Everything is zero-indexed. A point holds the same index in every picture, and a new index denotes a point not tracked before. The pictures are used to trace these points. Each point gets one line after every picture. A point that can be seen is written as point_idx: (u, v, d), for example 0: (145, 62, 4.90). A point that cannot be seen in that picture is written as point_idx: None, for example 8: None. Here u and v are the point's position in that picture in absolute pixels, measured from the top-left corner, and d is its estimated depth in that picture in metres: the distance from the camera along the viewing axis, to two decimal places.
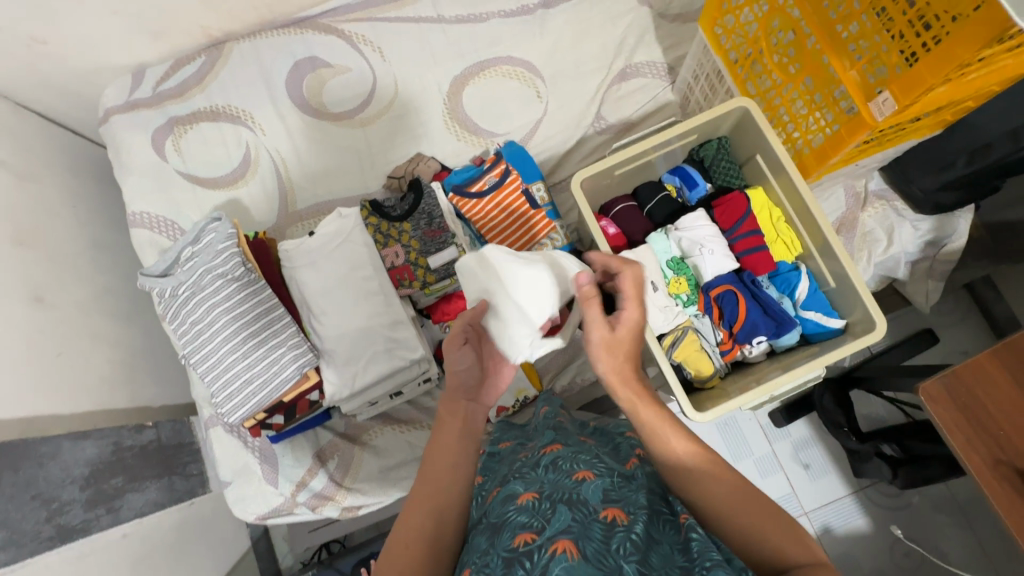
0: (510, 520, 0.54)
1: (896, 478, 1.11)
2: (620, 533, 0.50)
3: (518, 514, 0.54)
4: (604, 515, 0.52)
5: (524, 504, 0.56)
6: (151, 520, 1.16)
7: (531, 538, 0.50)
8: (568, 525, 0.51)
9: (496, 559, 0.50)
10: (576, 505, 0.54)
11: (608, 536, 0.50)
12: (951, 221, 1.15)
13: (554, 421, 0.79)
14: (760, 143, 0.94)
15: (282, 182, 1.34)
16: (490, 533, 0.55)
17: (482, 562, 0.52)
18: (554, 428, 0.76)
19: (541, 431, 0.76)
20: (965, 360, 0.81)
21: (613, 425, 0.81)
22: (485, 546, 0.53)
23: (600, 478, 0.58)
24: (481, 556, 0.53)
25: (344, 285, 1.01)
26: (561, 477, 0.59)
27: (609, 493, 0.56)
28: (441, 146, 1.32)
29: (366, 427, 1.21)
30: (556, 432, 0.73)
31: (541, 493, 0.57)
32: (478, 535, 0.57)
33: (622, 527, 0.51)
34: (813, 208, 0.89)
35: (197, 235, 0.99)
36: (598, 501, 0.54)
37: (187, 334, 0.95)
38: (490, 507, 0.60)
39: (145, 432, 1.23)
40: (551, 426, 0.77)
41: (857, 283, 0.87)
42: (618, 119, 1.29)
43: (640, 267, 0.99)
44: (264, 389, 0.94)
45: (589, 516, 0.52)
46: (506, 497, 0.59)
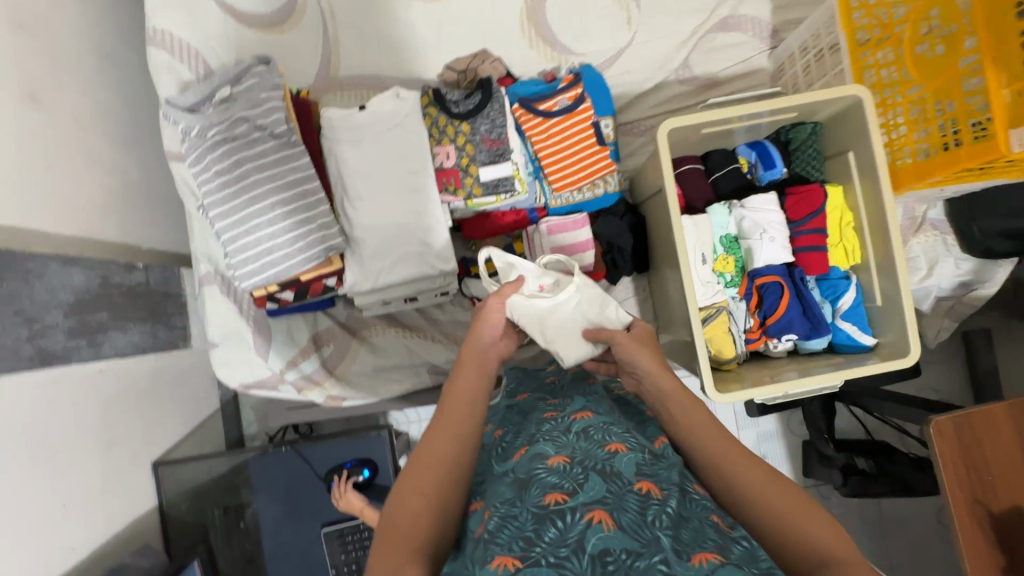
0: (539, 478, 0.51)
1: (844, 485, 1.20)
2: (655, 506, 0.48)
3: (547, 473, 0.52)
4: (638, 487, 0.50)
5: (556, 465, 0.53)
6: (130, 362, 1.12)
7: (562, 499, 0.48)
8: (603, 494, 0.48)
9: (526, 514, 0.48)
10: (609, 476, 0.51)
11: (644, 508, 0.47)
12: (990, 269, 1.15)
13: (584, 389, 0.75)
14: (859, 141, 0.89)
15: (327, 40, 1.20)
16: (516, 487, 0.53)
17: (505, 514, 0.49)
18: (584, 394, 0.71)
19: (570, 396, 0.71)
20: (981, 408, 0.83)
21: (631, 400, 0.78)
22: (510, 499, 0.51)
23: (632, 452, 0.55)
24: (504, 506, 0.50)
25: (387, 174, 0.93)
26: (592, 445, 0.56)
27: (642, 468, 0.53)
28: (510, 47, 1.19)
29: (368, 323, 1.19)
30: (587, 397, 0.69)
31: (572, 459, 0.54)
32: (501, 485, 0.54)
33: (656, 500, 0.49)
34: (890, 219, 0.85)
35: (239, 76, 0.87)
36: (632, 473, 0.52)
37: (208, 183, 0.87)
38: (516, 463, 0.58)
39: (135, 272, 1.16)
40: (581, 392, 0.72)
41: (906, 307, 0.86)
42: (704, 73, 1.19)
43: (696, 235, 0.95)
44: (284, 262, 0.88)
45: (624, 487, 0.50)
46: (533, 455, 0.56)
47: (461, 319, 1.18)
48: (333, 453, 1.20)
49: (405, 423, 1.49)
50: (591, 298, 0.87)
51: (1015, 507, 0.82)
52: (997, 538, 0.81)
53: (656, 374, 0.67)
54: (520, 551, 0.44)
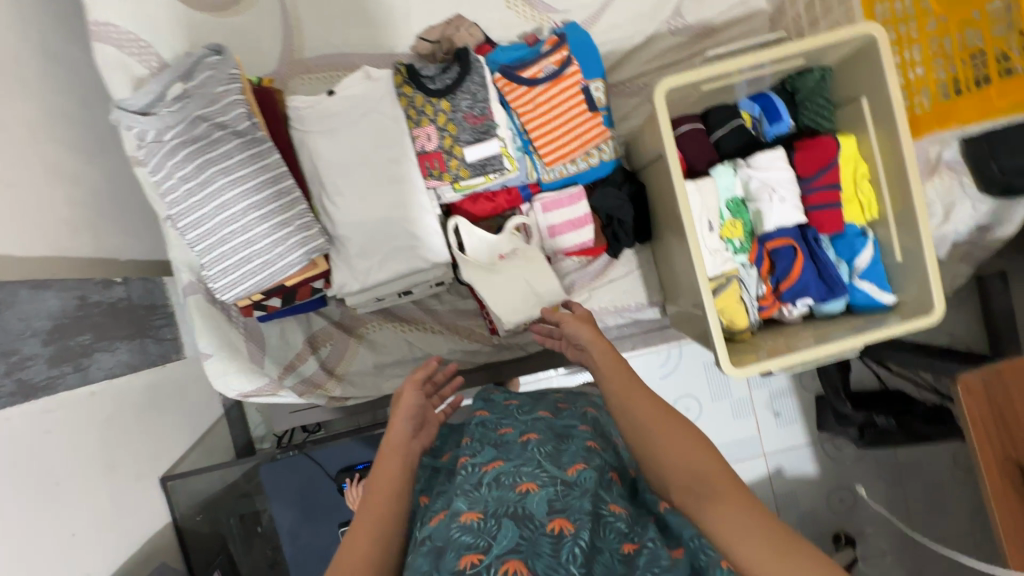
0: (454, 541, 0.51)
1: (861, 438, 1.20)
2: (568, 544, 0.49)
3: (461, 534, 0.52)
4: (551, 528, 0.51)
5: (468, 522, 0.53)
6: (122, 382, 1.08)
7: (477, 560, 0.49)
8: (515, 543, 0.50)
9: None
10: (522, 522, 0.52)
11: (558, 551, 0.49)
12: (1010, 210, 1.09)
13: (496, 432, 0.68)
14: (873, 84, 0.81)
15: (286, 17, 1.09)
16: (433, 556, 0.52)
17: None
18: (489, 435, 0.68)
19: (476, 438, 0.68)
20: (1016, 362, 0.78)
21: (563, 412, 0.73)
22: (425, 572, 0.50)
23: (543, 489, 0.55)
24: None
25: (364, 164, 0.86)
26: (504, 491, 0.56)
27: (554, 504, 0.53)
28: (486, 9, 1.09)
29: (365, 319, 1.13)
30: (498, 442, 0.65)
31: (484, 512, 0.54)
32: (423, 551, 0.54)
33: (569, 537, 0.50)
34: (908, 168, 0.79)
35: (190, 70, 0.79)
36: (544, 514, 0.52)
37: (173, 192, 0.80)
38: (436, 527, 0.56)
39: (114, 288, 1.10)
40: (489, 433, 0.69)
41: (929, 261, 0.81)
42: (697, 21, 1.10)
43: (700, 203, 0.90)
44: (266, 269, 0.82)
45: (536, 532, 0.51)
46: (448, 515, 0.55)
47: (461, 308, 1.12)
48: (345, 450, 1.20)
49: None
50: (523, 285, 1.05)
51: None
52: None
53: (593, 340, 0.72)
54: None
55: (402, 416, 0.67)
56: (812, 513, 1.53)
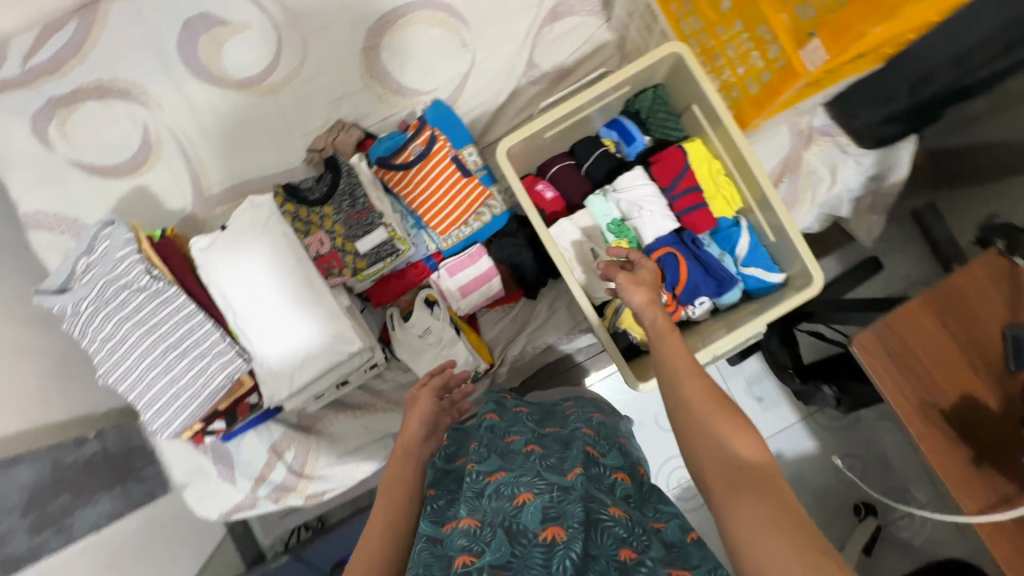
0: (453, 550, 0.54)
1: (844, 404, 1.14)
2: (559, 553, 0.50)
3: (460, 539, 0.55)
4: (544, 537, 0.52)
5: (466, 529, 0.57)
6: (109, 531, 1.14)
7: (469, 561, 0.51)
8: (506, 561, 0.51)
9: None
10: (514, 537, 0.53)
11: (549, 561, 0.50)
12: (894, 154, 1.12)
13: (502, 443, 0.72)
14: (695, 92, 0.88)
15: (190, 163, 1.21)
16: (438, 560, 0.56)
17: None
18: (490, 445, 0.72)
19: (484, 445, 0.71)
20: (899, 310, 0.82)
21: (569, 420, 0.80)
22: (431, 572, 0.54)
23: (540, 497, 0.57)
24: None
25: (266, 282, 0.94)
26: (502, 501, 0.58)
27: (548, 513, 0.55)
28: (363, 108, 1.20)
29: (320, 416, 1.20)
30: (493, 448, 0.70)
31: (482, 520, 0.57)
32: (423, 553, 0.58)
33: (561, 546, 0.51)
34: (748, 159, 0.84)
35: (91, 244, 0.89)
36: (538, 525, 0.54)
37: (100, 353, 0.88)
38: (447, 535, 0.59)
39: (87, 444, 1.18)
40: (493, 444, 0.72)
41: (794, 236, 0.84)
42: (552, 66, 1.19)
43: (579, 237, 0.99)
44: (194, 400, 0.89)
45: (529, 543, 0.52)
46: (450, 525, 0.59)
47: (403, 381, 1.19)
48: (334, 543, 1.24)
49: None
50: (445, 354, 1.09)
51: (967, 398, 0.79)
52: (958, 433, 0.79)
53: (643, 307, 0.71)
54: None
55: (416, 419, 0.79)
56: (826, 492, 1.47)
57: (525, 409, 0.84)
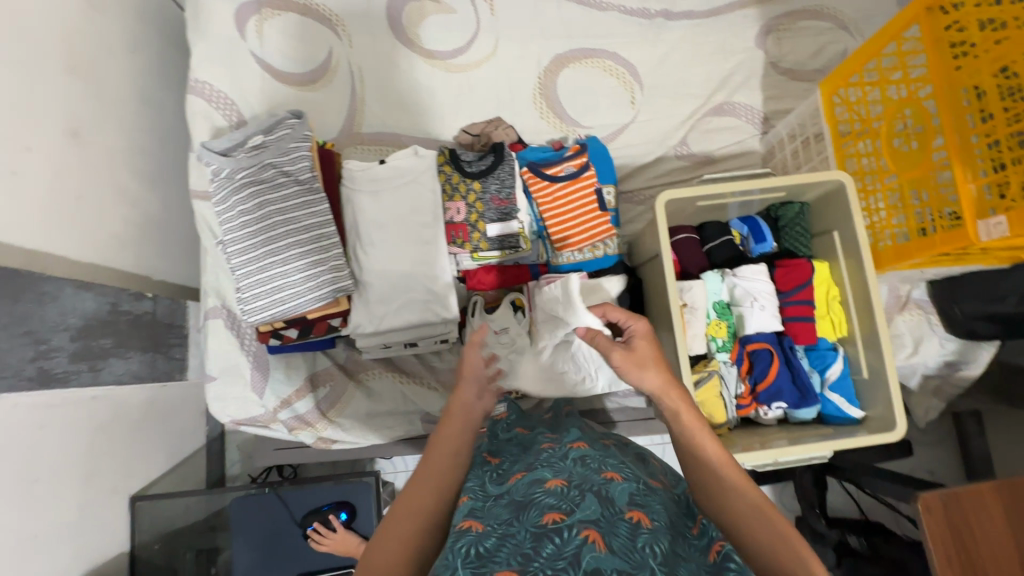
0: (537, 499, 0.54)
1: (839, 566, 1.16)
2: (645, 536, 0.50)
3: (546, 495, 0.55)
4: (629, 516, 0.52)
5: (553, 487, 0.56)
6: (124, 390, 1.12)
7: (559, 517, 0.51)
8: (596, 516, 0.51)
9: (524, 533, 0.51)
10: (603, 502, 0.54)
11: (633, 535, 0.50)
12: (974, 350, 1.19)
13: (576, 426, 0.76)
14: (841, 221, 0.95)
15: (354, 98, 1.29)
16: (512, 507, 0.55)
17: (503, 531, 0.52)
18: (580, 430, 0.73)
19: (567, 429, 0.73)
20: (968, 487, 0.84)
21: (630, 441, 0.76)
22: (508, 518, 0.53)
23: (627, 482, 0.57)
24: (502, 523, 0.53)
25: (399, 223, 0.99)
26: (589, 471, 0.58)
27: (635, 498, 0.55)
28: (523, 117, 1.29)
29: (366, 366, 1.20)
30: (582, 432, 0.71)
31: (569, 482, 0.57)
32: (498, 506, 0.57)
33: (646, 531, 0.51)
34: (873, 297, 0.90)
35: (271, 126, 0.94)
36: (624, 503, 0.54)
37: (231, 222, 0.91)
38: (512, 487, 0.60)
39: (143, 302, 1.18)
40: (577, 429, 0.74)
41: (891, 379, 0.88)
42: (700, 151, 1.28)
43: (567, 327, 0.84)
44: (294, 299, 0.91)
45: (616, 515, 0.52)
46: (532, 479, 0.58)
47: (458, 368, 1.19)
48: (311, 495, 1.18)
49: (391, 473, 1.46)
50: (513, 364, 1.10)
51: None
52: None
53: (637, 372, 0.66)
54: (520, 564, 0.46)
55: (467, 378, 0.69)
56: None
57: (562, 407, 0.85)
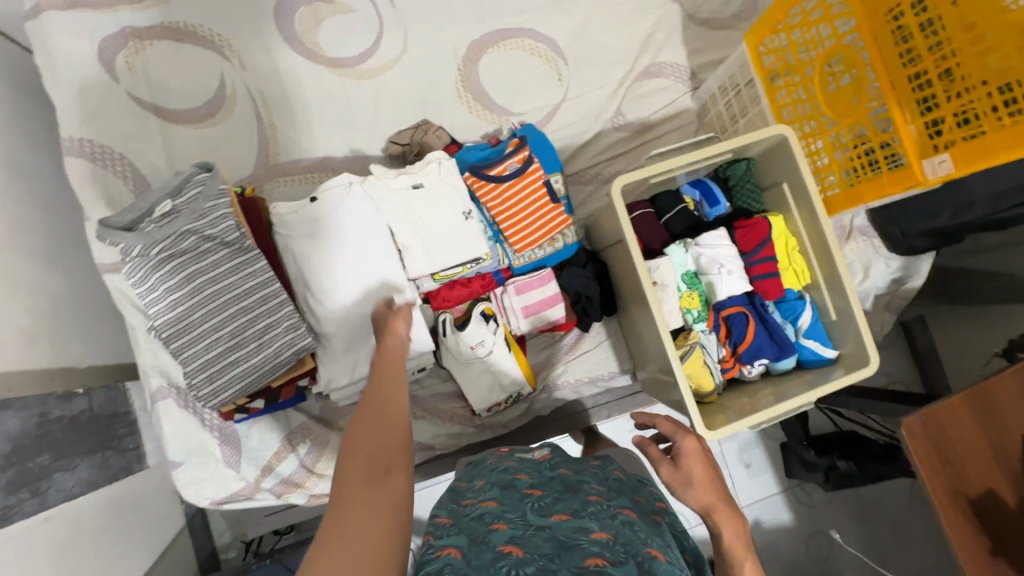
0: (582, 544, 0.52)
1: (828, 482, 1.25)
2: None
3: (591, 543, 0.53)
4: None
5: (598, 538, 0.54)
6: (81, 502, 1.00)
7: (602, 563, 0.49)
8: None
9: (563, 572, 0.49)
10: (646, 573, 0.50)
11: None
12: (915, 264, 1.26)
13: (629, 488, 0.77)
14: (788, 172, 0.96)
15: (261, 127, 1.16)
16: (553, 543, 0.54)
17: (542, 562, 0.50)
18: (628, 497, 0.73)
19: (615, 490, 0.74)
20: (941, 403, 0.89)
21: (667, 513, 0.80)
22: (551, 553, 0.52)
23: (673, 564, 0.54)
24: (541, 555, 0.52)
25: (350, 264, 0.91)
26: (636, 539, 0.56)
27: None
28: (451, 115, 1.22)
29: (344, 412, 1.13)
30: (631, 500, 0.72)
31: (614, 538, 0.55)
32: (538, 538, 0.55)
33: None
34: (830, 244, 0.92)
35: (178, 187, 0.82)
36: None
37: (159, 304, 0.81)
38: (554, 524, 0.58)
39: (75, 400, 1.05)
40: (625, 493, 0.74)
41: (859, 319, 0.92)
42: (636, 118, 1.26)
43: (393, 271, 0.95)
44: (253, 372, 0.83)
45: None
46: (577, 525, 0.57)
47: (441, 391, 1.14)
48: None
49: None
50: (485, 375, 1.09)
51: (989, 491, 0.88)
52: (980, 523, 0.86)
53: (691, 454, 0.79)
54: None
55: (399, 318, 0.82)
56: (794, 565, 1.56)
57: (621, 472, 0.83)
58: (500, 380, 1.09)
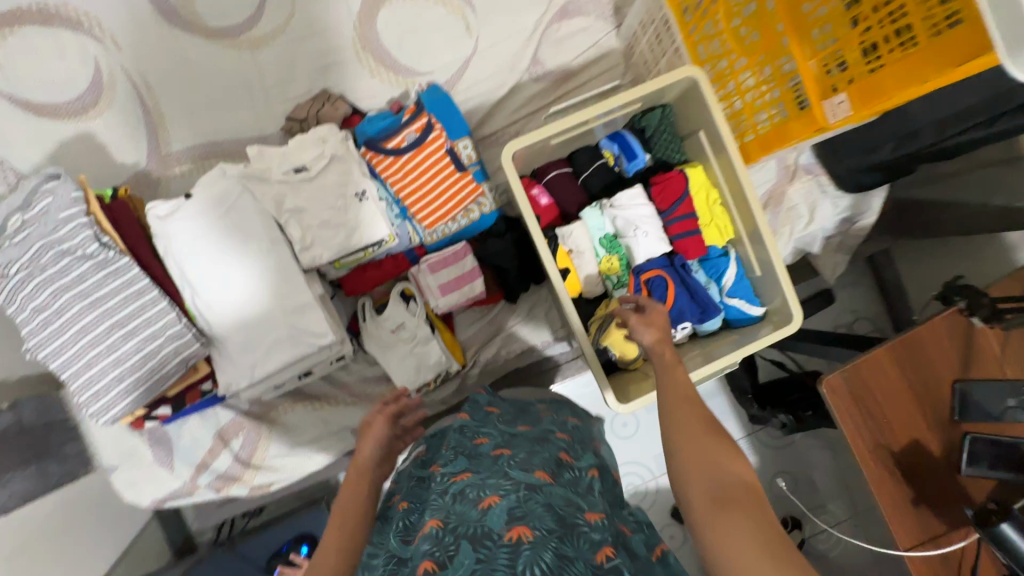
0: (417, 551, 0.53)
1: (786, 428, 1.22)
2: (525, 551, 0.48)
3: (423, 543, 0.54)
4: (508, 537, 0.50)
5: (429, 532, 0.55)
6: (21, 513, 1.01)
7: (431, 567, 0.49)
8: (471, 568, 0.48)
9: None
10: (478, 540, 0.51)
11: (513, 558, 0.48)
12: (866, 200, 1.18)
13: (471, 440, 0.73)
14: (703, 118, 0.87)
15: (148, 113, 1.08)
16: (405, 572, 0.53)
17: None
18: (465, 447, 0.71)
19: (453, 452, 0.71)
20: (866, 355, 0.86)
21: (543, 421, 0.79)
22: None
23: (505, 499, 0.56)
24: None
25: (233, 263, 0.85)
26: (467, 506, 0.57)
27: (513, 513, 0.53)
28: (352, 81, 1.12)
29: (274, 404, 1.11)
30: (466, 452, 0.69)
31: (445, 522, 0.55)
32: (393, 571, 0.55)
33: (527, 543, 0.49)
34: (749, 195, 0.85)
35: (29, 199, 0.77)
36: (503, 525, 0.52)
37: (30, 325, 0.77)
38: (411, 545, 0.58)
39: (0, 415, 1.04)
40: (464, 445, 0.72)
41: (781, 273, 0.86)
42: (556, 66, 1.15)
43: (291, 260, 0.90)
44: (141, 385, 0.80)
45: (493, 545, 0.50)
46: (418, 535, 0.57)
47: (370, 375, 1.13)
48: (270, 538, 1.16)
49: None
50: (409, 357, 1.06)
51: (913, 442, 0.85)
52: (902, 474, 0.85)
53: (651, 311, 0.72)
54: None
55: (369, 442, 0.67)
56: None
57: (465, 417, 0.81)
58: (424, 361, 1.06)
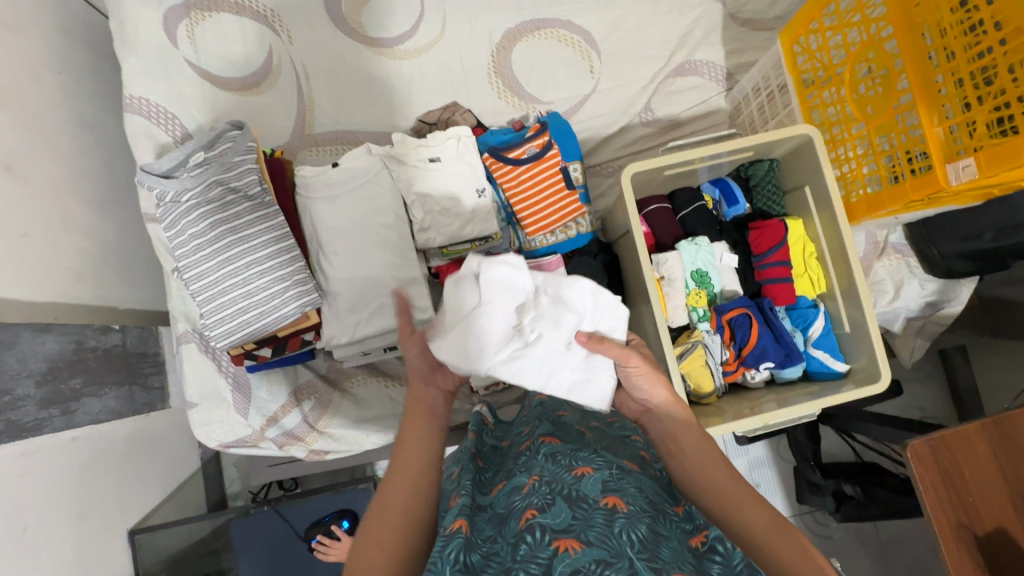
0: (518, 507, 0.55)
1: (838, 511, 1.19)
2: (622, 520, 0.51)
3: (529, 497, 0.56)
4: (604, 504, 0.53)
5: (529, 488, 0.57)
6: (105, 428, 1.08)
7: (534, 514, 0.52)
8: (569, 522, 0.51)
9: (506, 545, 0.52)
10: (576, 501, 0.53)
11: (609, 522, 0.50)
12: (954, 288, 1.19)
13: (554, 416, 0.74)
14: (811, 175, 0.92)
15: (302, 98, 1.23)
16: (497, 521, 0.57)
17: (493, 548, 0.53)
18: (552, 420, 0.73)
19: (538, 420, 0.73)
20: (956, 428, 0.85)
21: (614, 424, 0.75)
22: (495, 533, 0.55)
23: (598, 472, 0.57)
24: (491, 540, 0.54)
25: (361, 227, 0.94)
26: (561, 470, 0.58)
27: (608, 484, 0.56)
28: (479, 100, 1.25)
29: (351, 374, 1.20)
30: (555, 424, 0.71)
31: (543, 479, 0.58)
32: (482, 522, 0.58)
33: (622, 514, 0.52)
34: (849, 253, 0.88)
35: (212, 140, 0.90)
36: (597, 492, 0.54)
37: (183, 248, 0.88)
38: (496, 498, 0.61)
39: (111, 334, 1.15)
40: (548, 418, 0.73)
41: (872, 334, 0.87)
42: (666, 115, 1.25)
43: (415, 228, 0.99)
44: (260, 319, 0.88)
45: (591, 507, 0.52)
46: (512, 488, 0.59)
47: None
48: (312, 507, 1.19)
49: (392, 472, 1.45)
50: None
51: (999, 528, 0.82)
52: (985, 559, 0.81)
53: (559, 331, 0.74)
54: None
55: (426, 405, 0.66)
56: None
57: (488, 423, 0.83)
58: None
